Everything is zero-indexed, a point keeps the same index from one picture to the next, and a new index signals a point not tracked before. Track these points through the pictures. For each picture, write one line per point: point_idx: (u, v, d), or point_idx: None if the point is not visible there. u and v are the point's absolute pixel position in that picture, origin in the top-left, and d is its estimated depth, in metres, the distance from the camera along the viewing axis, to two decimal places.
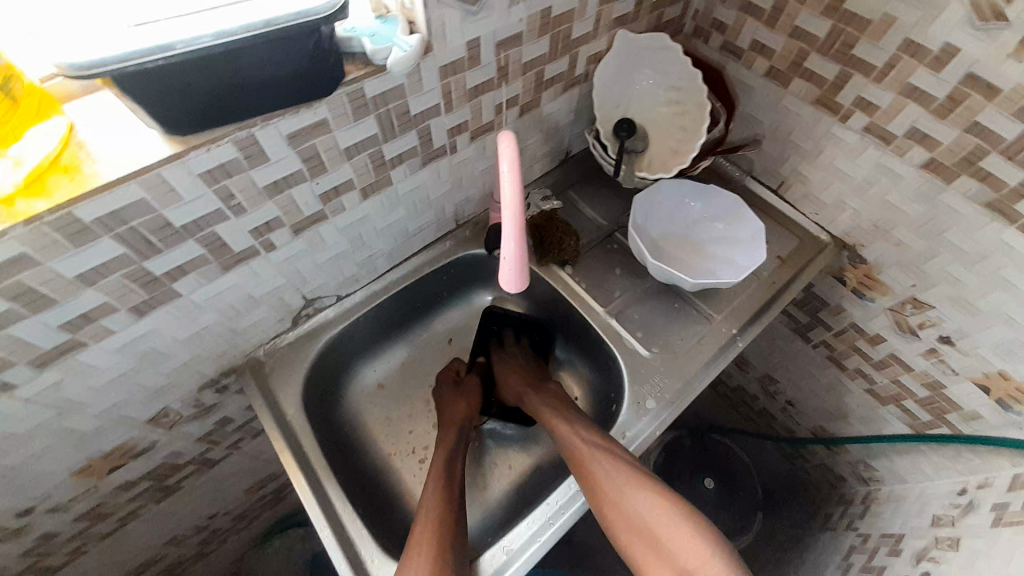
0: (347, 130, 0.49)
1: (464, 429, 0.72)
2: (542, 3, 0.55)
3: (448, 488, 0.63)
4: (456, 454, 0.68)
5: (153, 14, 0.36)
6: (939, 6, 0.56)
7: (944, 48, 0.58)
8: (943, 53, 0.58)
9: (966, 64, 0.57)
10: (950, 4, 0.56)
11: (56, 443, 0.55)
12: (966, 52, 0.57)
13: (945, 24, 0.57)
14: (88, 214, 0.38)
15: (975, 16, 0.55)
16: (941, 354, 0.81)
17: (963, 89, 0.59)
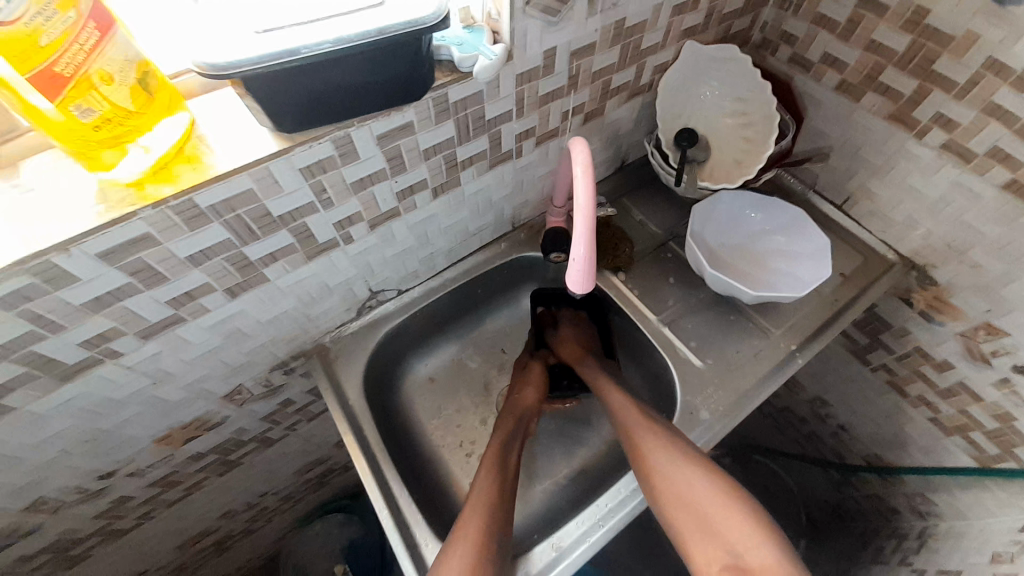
0: (429, 133, 0.52)
1: (527, 411, 0.72)
2: (617, 15, 0.56)
3: (500, 478, 0.63)
4: (513, 441, 0.68)
5: (275, 21, 0.38)
6: None
7: None
8: None
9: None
10: None
11: (146, 411, 0.60)
12: None
13: None
14: (206, 200, 0.42)
15: None
16: (1014, 384, 0.77)
17: None
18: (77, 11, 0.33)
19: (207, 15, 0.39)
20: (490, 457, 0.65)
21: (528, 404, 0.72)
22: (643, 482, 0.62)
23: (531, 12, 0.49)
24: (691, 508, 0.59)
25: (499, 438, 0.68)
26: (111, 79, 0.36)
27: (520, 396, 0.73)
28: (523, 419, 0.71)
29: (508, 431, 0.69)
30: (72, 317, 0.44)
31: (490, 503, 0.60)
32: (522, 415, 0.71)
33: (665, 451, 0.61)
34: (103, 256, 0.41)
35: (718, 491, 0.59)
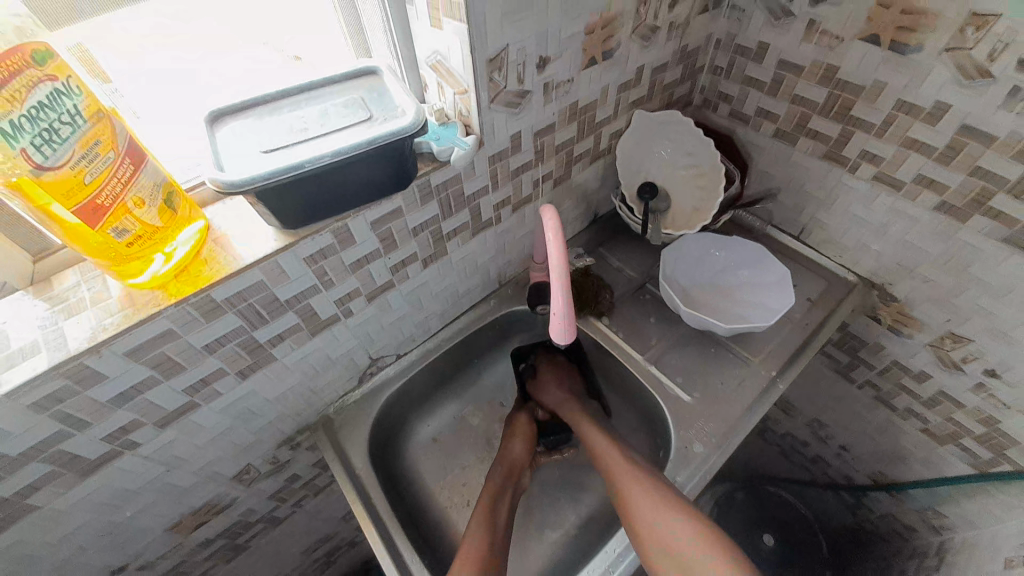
0: (415, 214, 0.59)
1: (517, 463, 0.74)
2: (570, 98, 0.65)
3: (492, 530, 0.65)
4: (504, 495, 0.70)
5: (279, 142, 0.45)
6: (924, 71, 0.63)
7: (936, 105, 0.64)
8: (936, 109, 0.64)
9: (959, 116, 0.63)
10: (934, 68, 0.62)
11: (158, 499, 0.62)
12: (958, 107, 0.62)
13: (933, 84, 0.63)
14: (221, 294, 0.47)
15: (962, 75, 0.60)
16: (990, 388, 0.81)
17: (960, 138, 0.64)
18: (116, 151, 0.40)
19: (219, 142, 0.46)
20: (482, 509, 0.67)
21: (518, 456, 0.74)
22: (629, 526, 0.65)
23: (497, 108, 0.57)
24: (675, 553, 0.60)
25: (489, 491, 0.69)
26: (143, 202, 0.42)
27: (510, 447, 0.75)
28: (513, 471, 0.73)
29: (498, 484, 0.70)
30: (97, 413, 0.48)
31: (477, 554, 0.62)
32: (512, 466, 0.73)
33: (648, 493, 0.64)
34: (129, 353, 0.45)
35: (700, 536, 0.61)
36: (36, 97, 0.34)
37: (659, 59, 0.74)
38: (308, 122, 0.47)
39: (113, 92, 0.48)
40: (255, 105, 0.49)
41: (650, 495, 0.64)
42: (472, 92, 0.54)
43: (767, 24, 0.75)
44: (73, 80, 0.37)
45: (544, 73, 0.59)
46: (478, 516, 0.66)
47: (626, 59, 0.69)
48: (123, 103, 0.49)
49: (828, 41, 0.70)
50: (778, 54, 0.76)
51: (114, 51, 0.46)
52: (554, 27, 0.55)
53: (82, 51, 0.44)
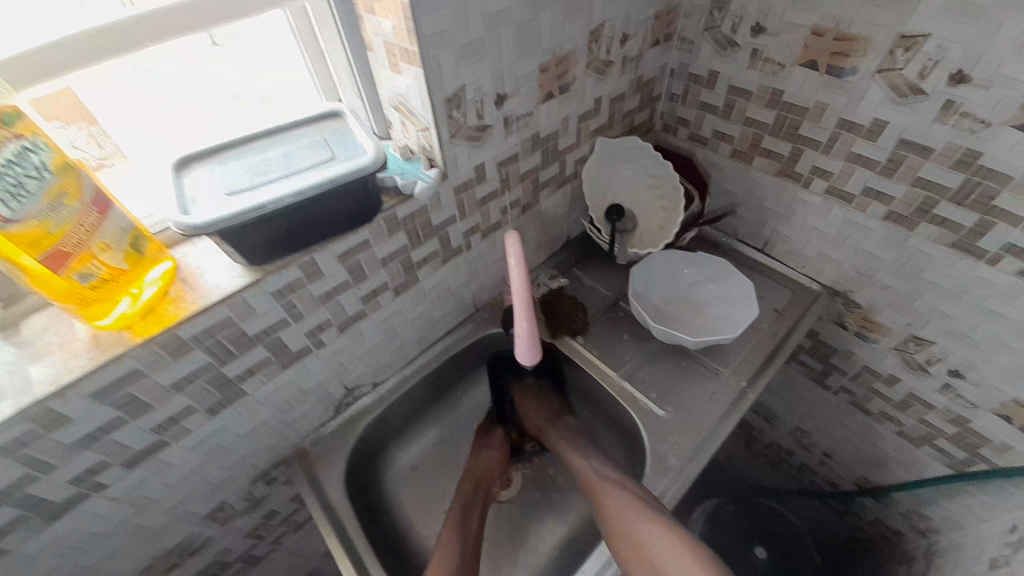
0: (383, 245, 0.61)
1: (486, 475, 0.75)
2: (531, 129, 0.69)
3: (465, 537, 0.66)
4: (474, 504, 0.71)
5: (243, 184, 0.47)
6: (860, 92, 0.67)
7: (874, 122, 0.68)
8: (875, 126, 0.68)
9: (897, 132, 0.66)
10: (870, 88, 0.66)
11: (129, 541, 0.61)
12: (895, 124, 0.66)
13: (870, 103, 0.67)
14: (188, 332, 0.48)
15: (895, 94, 0.64)
16: (956, 388, 0.83)
17: (900, 152, 0.68)
18: (82, 202, 0.41)
19: (185, 186, 0.47)
20: (455, 517, 0.68)
21: (487, 467, 0.76)
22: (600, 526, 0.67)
23: (459, 142, 0.60)
24: (642, 552, 0.63)
25: (459, 501, 0.71)
26: (109, 247, 0.44)
27: (479, 459, 0.77)
28: (482, 481, 0.74)
29: (468, 494, 0.72)
30: (63, 456, 0.48)
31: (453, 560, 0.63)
32: (481, 478, 0.74)
33: (619, 496, 0.67)
34: (94, 394, 0.46)
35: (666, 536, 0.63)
36: (3, 154, 0.36)
37: (616, 90, 0.78)
38: (271, 165, 0.50)
39: (99, 135, 0.50)
40: (222, 150, 0.51)
41: (615, 495, 0.68)
42: (432, 130, 0.57)
43: (715, 54, 0.79)
44: (40, 137, 0.38)
45: (502, 109, 0.62)
46: (451, 525, 0.67)
47: (583, 91, 0.72)
48: (109, 144, 0.51)
49: (771, 68, 0.74)
50: (728, 80, 0.80)
51: (98, 93, 0.48)
52: (509, 65, 0.59)
53: (66, 93, 0.46)
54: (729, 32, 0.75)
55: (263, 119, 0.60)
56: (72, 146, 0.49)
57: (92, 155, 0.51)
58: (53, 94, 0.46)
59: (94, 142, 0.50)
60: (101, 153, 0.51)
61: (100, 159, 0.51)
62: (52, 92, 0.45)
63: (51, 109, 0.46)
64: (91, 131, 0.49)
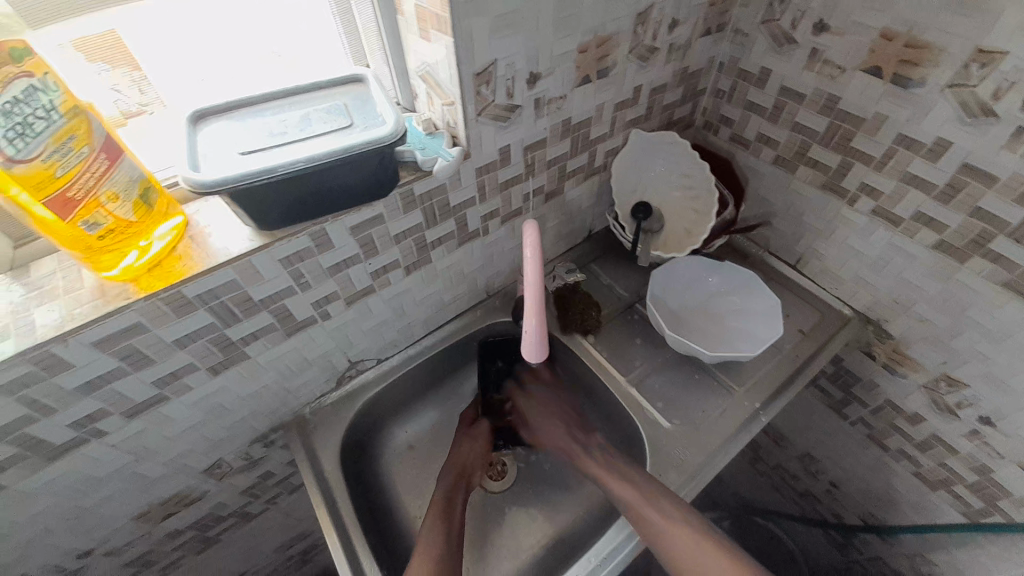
0: (397, 221, 0.59)
1: (468, 466, 0.73)
2: (563, 115, 0.65)
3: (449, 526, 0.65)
4: (457, 494, 0.70)
5: (257, 145, 0.46)
6: (926, 106, 0.61)
7: (937, 141, 0.62)
8: (936, 146, 0.62)
9: (960, 155, 0.61)
10: (937, 103, 0.60)
11: (126, 487, 0.62)
12: (959, 145, 0.60)
13: (934, 120, 0.61)
14: (192, 291, 0.48)
15: (965, 113, 0.58)
16: (984, 436, 0.78)
17: (961, 176, 0.62)
18: (91, 146, 0.41)
19: (200, 143, 0.47)
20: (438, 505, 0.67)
21: (470, 457, 0.74)
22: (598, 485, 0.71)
23: (484, 121, 0.57)
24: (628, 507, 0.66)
25: (443, 489, 0.69)
26: (116, 197, 0.43)
27: (461, 448, 0.75)
28: (466, 471, 0.72)
29: (451, 482, 0.70)
30: (65, 400, 0.48)
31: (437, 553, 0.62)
32: (462, 468, 0.72)
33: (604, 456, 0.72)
34: (97, 344, 0.46)
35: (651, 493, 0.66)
36: (12, 91, 0.36)
37: (659, 79, 0.74)
38: (288, 128, 0.48)
39: (142, 80, 0.50)
40: (240, 108, 0.51)
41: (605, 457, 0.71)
42: (459, 105, 0.54)
43: (770, 50, 0.73)
44: (51, 78, 0.38)
45: (534, 89, 0.59)
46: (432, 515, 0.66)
47: (623, 78, 0.68)
48: (150, 90, 0.52)
49: (830, 71, 0.68)
50: (780, 81, 0.74)
51: (145, 38, 0.48)
52: (545, 42, 0.55)
53: (114, 36, 0.46)
54: (789, 28, 0.69)
55: (298, 76, 0.59)
56: (114, 89, 0.49)
57: (132, 99, 0.51)
58: (100, 36, 0.46)
59: (136, 86, 0.50)
60: (141, 98, 0.51)
61: (141, 104, 0.52)
62: (100, 33, 0.46)
63: (98, 51, 0.46)
64: (134, 76, 0.50)
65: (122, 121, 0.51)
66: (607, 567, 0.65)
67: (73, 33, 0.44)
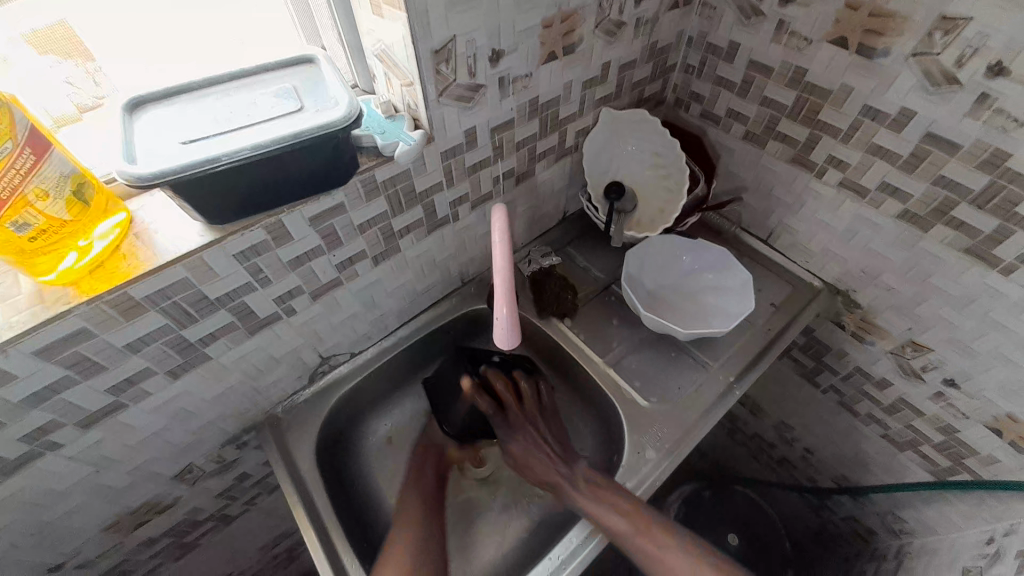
0: (360, 210, 0.57)
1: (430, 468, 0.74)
2: (529, 95, 0.63)
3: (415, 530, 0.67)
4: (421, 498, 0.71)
5: (200, 133, 0.43)
6: (891, 76, 0.61)
7: (901, 111, 0.62)
8: (901, 116, 0.62)
9: (924, 124, 0.61)
10: (901, 73, 0.60)
11: (90, 499, 0.59)
12: (922, 114, 0.61)
13: (899, 91, 0.61)
14: (142, 292, 0.45)
15: (928, 82, 0.58)
16: (948, 397, 0.81)
17: (924, 146, 0.62)
18: (13, 141, 0.37)
19: (138, 133, 0.43)
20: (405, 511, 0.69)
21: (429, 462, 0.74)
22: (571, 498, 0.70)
23: (447, 102, 0.55)
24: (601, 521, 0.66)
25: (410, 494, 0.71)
26: (47, 195, 0.40)
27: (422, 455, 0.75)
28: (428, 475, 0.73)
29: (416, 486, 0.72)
30: (10, 414, 0.45)
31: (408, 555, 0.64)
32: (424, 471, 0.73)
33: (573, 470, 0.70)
34: (39, 353, 0.43)
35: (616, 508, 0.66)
36: None
37: (627, 55, 0.72)
38: (233, 115, 0.45)
39: (96, 72, 0.49)
40: (181, 94, 0.47)
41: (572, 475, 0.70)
42: (418, 85, 0.52)
43: (737, 23, 0.72)
44: None
45: (498, 67, 0.57)
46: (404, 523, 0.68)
47: (590, 54, 0.66)
48: (105, 82, 0.50)
49: (796, 43, 0.67)
50: (748, 54, 0.73)
51: (99, 29, 0.46)
52: (506, 17, 0.53)
53: (64, 28, 0.45)
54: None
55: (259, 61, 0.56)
56: (69, 82, 0.48)
57: (88, 93, 0.49)
58: (51, 28, 0.44)
59: (90, 78, 0.49)
60: (96, 91, 0.50)
61: (97, 97, 0.50)
62: (50, 25, 0.44)
63: (50, 44, 0.45)
64: (87, 68, 0.48)
65: (77, 116, 0.50)
66: (590, 545, 0.65)
67: (22, 28, 0.43)
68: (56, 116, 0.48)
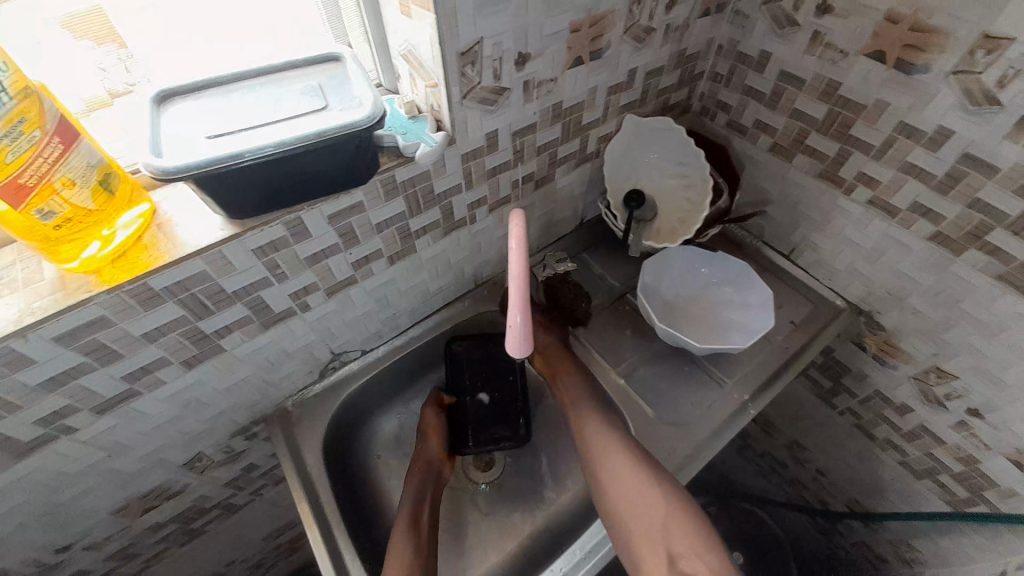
0: (379, 210, 0.56)
1: (433, 465, 0.72)
2: (553, 99, 0.63)
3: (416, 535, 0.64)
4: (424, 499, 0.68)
5: (224, 127, 0.44)
6: (929, 94, 0.59)
7: (938, 130, 0.60)
8: (938, 134, 0.60)
9: (962, 144, 0.59)
10: (940, 91, 0.58)
11: (101, 482, 0.60)
12: (961, 134, 0.58)
13: (936, 109, 0.59)
14: (160, 283, 0.45)
15: (968, 101, 0.56)
16: (972, 428, 0.78)
17: (961, 167, 0.60)
18: (42, 129, 0.38)
19: (164, 125, 0.44)
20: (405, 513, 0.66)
21: (433, 454, 0.73)
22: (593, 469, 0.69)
23: (470, 104, 0.54)
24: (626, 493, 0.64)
25: (412, 492, 0.68)
26: (73, 184, 0.40)
27: (426, 444, 0.73)
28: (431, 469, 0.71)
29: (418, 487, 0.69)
30: (28, 396, 0.46)
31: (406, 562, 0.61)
32: (427, 466, 0.71)
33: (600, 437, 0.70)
34: (58, 339, 0.43)
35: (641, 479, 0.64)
36: None
37: (655, 62, 0.71)
38: (258, 111, 0.45)
39: (128, 58, 0.49)
40: (208, 88, 0.48)
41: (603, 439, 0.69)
42: (442, 87, 0.51)
43: (770, 33, 0.70)
44: None
45: (523, 70, 0.56)
46: (402, 524, 0.64)
47: (616, 60, 0.65)
48: (136, 69, 0.50)
49: (831, 55, 0.65)
50: (780, 65, 0.72)
51: (132, 15, 0.47)
52: (534, 21, 0.52)
53: (99, 12, 0.45)
54: (791, 9, 0.66)
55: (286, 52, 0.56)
56: (102, 67, 0.48)
57: (120, 79, 0.50)
58: (85, 12, 0.45)
59: (122, 64, 0.49)
60: (128, 77, 0.50)
61: (128, 84, 0.51)
62: (85, 9, 0.45)
63: (83, 27, 0.45)
64: (120, 54, 0.48)
65: (108, 102, 0.50)
66: (597, 557, 0.65)
67: (58, 11, 0.44)
68: (87, 100, 0.49)
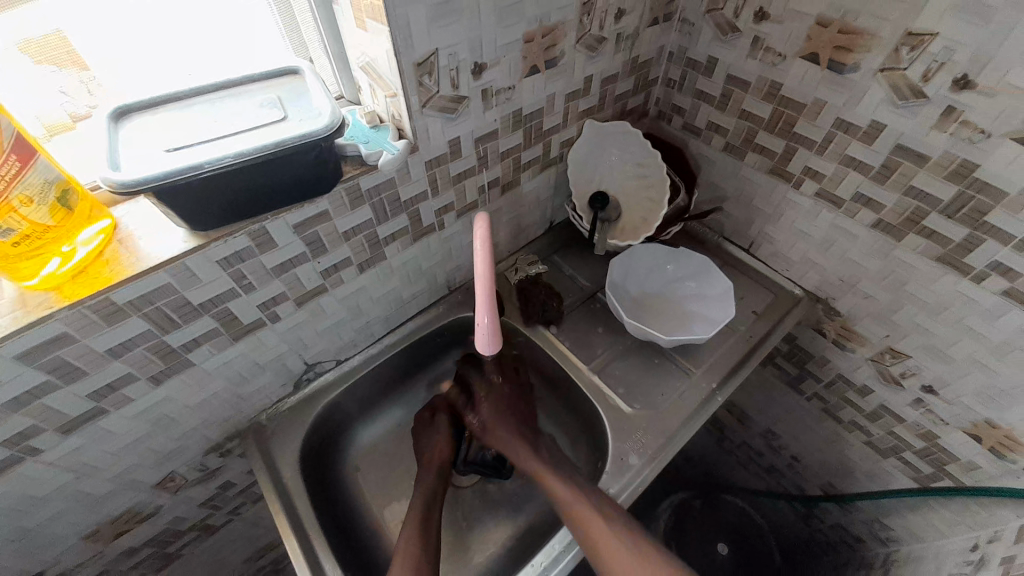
0: (345, 218, 0.58)
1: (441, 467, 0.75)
2: (512, 107, 0.65)
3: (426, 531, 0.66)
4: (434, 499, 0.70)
5: (184, 140, 0.44)
6: (860, 91, 0.63)
7: (872, 124, 0.64)
8: (872, 128, 0.65)
9: (894, 136, 0.63)
10: (870, 88, 0.62)
11: (70, 507, 0.59)
12: (892, 127, 0.63)
13: (869, 104, 0.63)
14: (123, 297, 0.46)
15: (896, 96, 0.60)
16: (928, 404, 0.82)
17: (895, 158, 0.65)
18: (1, 150, 0.37)
19: (122, 141, 0.44)
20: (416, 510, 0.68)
21: (442, 453, 0.76)
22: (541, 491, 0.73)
23: (430, 113, 0.56)
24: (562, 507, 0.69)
25: (422, 492, 0.70)
26: (31, 201, 0.40)
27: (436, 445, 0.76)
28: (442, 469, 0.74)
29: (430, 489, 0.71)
30: None
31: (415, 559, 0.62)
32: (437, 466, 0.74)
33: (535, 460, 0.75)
34: (19, 357, 0.43)
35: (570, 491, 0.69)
36: None
37: (610, 69, 0.74)
38: (217, 123, 0.46)
39: (90, 80, 0.50)
40: (167, 103, 0.49)
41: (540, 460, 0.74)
42: (402, 97, 0.53)
43: (715, 39, 0.75)
44: None
45: (481, 79, 0.58)
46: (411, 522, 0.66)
47: (572, 68, 0.68)
48: (98, 92, 0.51)
49: (772, 58, 0.70)
50: (726, 69, 0.76)
51: (96, 40, 0.48)
52: (488, 32, 0.55)
53: (59, 37, 0.46)
54: (733, 16, 0.71)
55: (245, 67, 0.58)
56: (63, 91, 0.49)
57: (81, 101, 0.51)
58: (45, 37, 0.45)
59: (83, 87, 0.50)
60: (89, 100, 0.51)
61: (89, 106, 0.51)
62: (46, 35, 0.45)
63: (42, 52, 0.46)
64: (82, 77, 0.49)
65: (69, 124, 0.51)
66: (572, 552, 0.65)
67: (16, 37, 0.44)
68: (47, 123, 0.50)
